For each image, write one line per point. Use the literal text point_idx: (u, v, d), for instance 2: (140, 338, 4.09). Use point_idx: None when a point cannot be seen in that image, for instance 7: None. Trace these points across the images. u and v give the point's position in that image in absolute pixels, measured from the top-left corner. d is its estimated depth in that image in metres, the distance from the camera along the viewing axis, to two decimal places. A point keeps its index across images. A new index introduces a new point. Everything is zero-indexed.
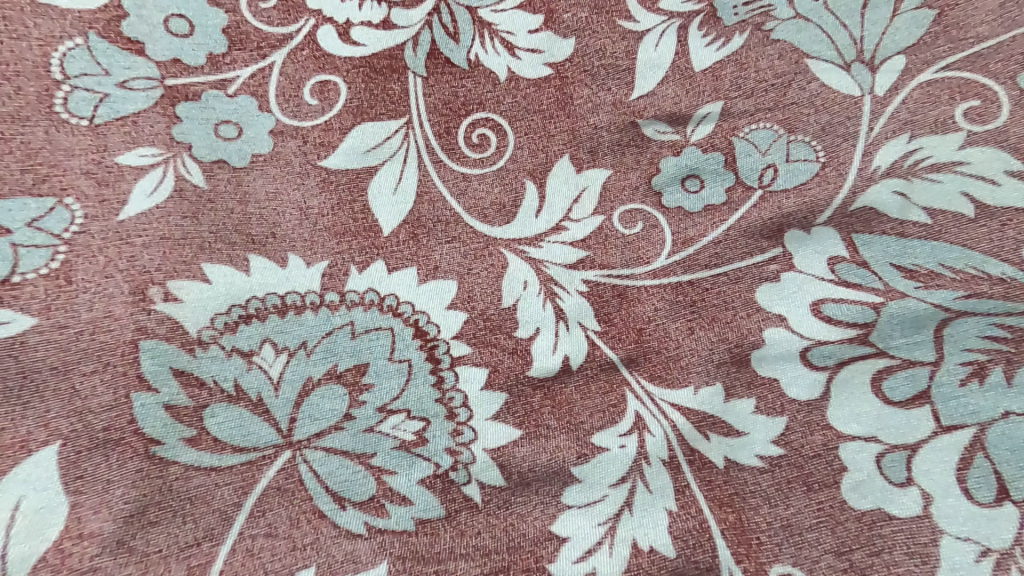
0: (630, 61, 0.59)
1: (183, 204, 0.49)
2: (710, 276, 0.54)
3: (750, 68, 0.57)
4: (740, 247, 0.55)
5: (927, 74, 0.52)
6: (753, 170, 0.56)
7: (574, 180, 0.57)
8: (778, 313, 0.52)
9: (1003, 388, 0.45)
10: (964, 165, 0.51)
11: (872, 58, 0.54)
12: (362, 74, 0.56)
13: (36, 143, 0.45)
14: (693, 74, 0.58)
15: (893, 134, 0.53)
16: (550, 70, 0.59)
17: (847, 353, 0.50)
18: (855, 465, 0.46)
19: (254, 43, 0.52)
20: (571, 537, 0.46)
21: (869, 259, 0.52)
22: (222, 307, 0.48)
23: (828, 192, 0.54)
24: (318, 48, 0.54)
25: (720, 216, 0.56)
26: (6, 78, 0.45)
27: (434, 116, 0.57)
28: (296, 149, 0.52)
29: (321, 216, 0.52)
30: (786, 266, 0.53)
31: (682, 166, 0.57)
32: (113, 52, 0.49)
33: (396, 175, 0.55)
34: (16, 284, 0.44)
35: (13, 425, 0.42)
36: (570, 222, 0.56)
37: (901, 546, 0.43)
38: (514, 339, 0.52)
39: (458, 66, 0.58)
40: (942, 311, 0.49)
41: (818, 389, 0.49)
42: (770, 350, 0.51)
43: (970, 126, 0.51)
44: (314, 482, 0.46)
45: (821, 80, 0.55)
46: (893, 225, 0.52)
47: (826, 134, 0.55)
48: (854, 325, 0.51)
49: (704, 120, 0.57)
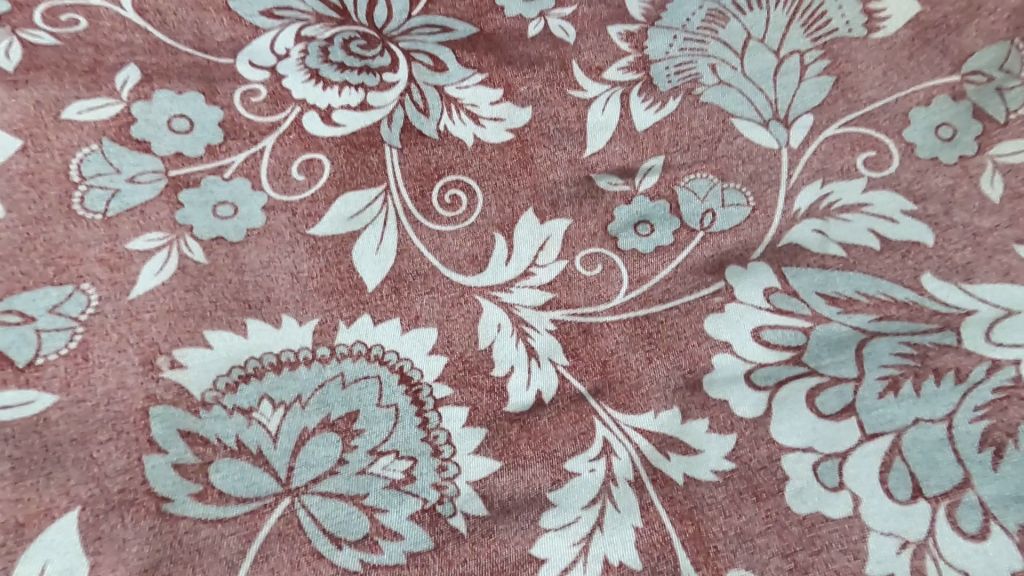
0: (581, 124, 0.67)
1: (186, 279, 0.55)
2: (664, 309, 0.60)
3: (685, 128, 0.65)
4: (688, 282, 0.61)
5: (830, 130, 0.61)
6: (694, 215, 0.63)
7: (538, 230, 0.63)
8: (725, 340, 0.58)
9: (913, 398, 0.52)
10: (868, 205, 0.59)
11: (786, 116, 0.62)
12: (344, 150, 0.63)
13: (57, 239, 0.53)
14: (636, 134, 0.66)
15: (808, 180, 0.61)
16: (512, 136, 0.67)
17: (785, 373, 0.56)
18: (796, 475, 0.52)
19: (247, 133, 0.60)
20: (549, 558, 0.51)
21: (799, 288, 0.58)
22: (224, 370, 0.53)
23: (760, 232, 0.61)
24: (304, 131, 0.62)
25: (670, 255, 0.62)
26: (33, 185, 0.54)
27: (409, 181, 0.64)
28: (286, 222, 0.59)
29: (311, 279, 0.58)
30: (729, 297, 0.60)
31: (633, 213, 0.64)
32: (124, 152, 0.57)
33: (377, 236, 0.61)
34: (40, 365, 0.50)
35: (39, 494, 0.47)
36: (537, 268, 0.62)
37: (837, 544, 0.49)
38: (490, 378, 0.58)
39: (429, 137, 0.65)
40: (861, 332, 0.56)
41: (762, 407, 0.55)
42: (719, 374, 0.57)
43: (869, 173, 0.59)
44: (313, 525, 0.50)
45: (746, 136, 0.63)
46: (815, 258, 0.59)
47: (753, 181, 0.62)
48: (789, 347, 0.57)
49: (650, 172, 0.65)
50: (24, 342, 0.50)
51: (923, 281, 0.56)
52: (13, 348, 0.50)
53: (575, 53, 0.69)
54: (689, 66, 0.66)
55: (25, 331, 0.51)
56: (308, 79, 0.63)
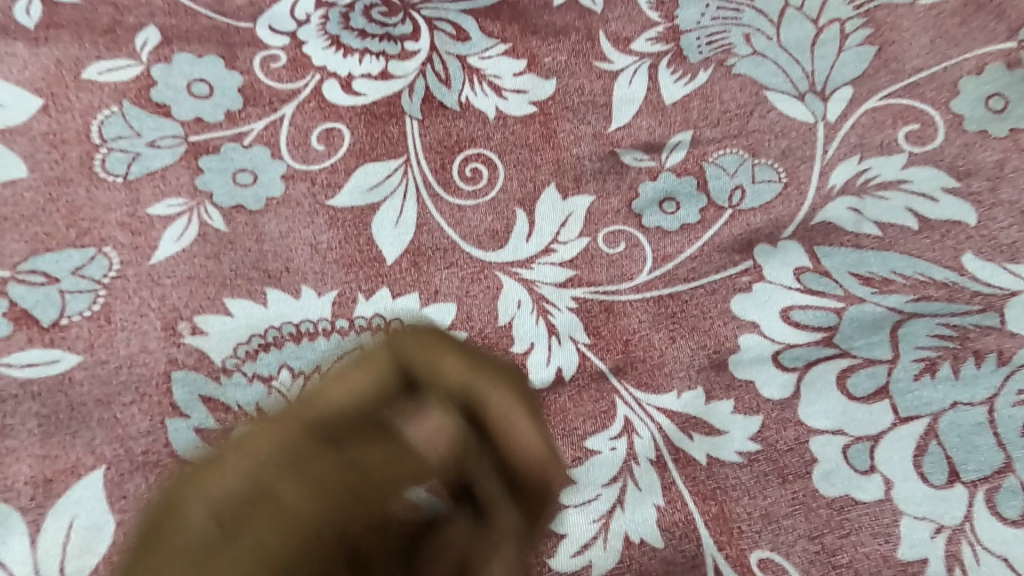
0: (607, 97, 0.65)
1: (206, 245, 0.54)
2: (689, 288, 0.58)
3: (715, 101, 0.63)
4: (715, 261, 0.59)
5: (871, 102, 0.59)
6: (723, 192, 0.61)
7: (560, 206, 0.62)
8: (752, 320, 0.56)
9: (951, 381, 0.51)
10: (908, 182, 0.57)
11: (823, 89, 0.60)
12: (364, 120, 0.61)
13: (79, 201, 0.53)
14: (664, 107, 0.64)
15: (845, 155, 0.58)
16: (535, 109, 0.65)
17: (815, 354, 0.54)
18: (824, 457, 0.50)
19: (266, 99, 0.59)
20: (569, 533, 0.51)
21: (831, 268, 0.56)
22: (243, 337, 0.53)
23: (791, 209, 0.59)
24: (324, 100, 0.60)
25: (697, 233, 0.60)
26: (54, 146, 0.53)
27: (430, 153, 0.62)
28: (305, 191, 0.58)
29: (330, 250, 0.57)
30: (757, 277, 0.58)
31: (658, 190, 0.62)
32: (144, 116, 0.56)
33: (396, 209, 0.60)
34: (64, 326, 0.50)
35: (64, 451, 0.47)
36: (558, 245, 0.61)
37: (867, 527, 0.48)
38: (510, 355, 0.57)
39: (450, 108, 0.64)
40: (896, 312, 0.53)
41: (790, 389, 0.53)
42: (745, 355, 0.55)
43: (911, 147, 0.57)
44: None
45: (779, 109, 0.61)
46: (849, 237, 0.57)
47: (786, 157, 0.60)
48: (819, 328, 0.55)
49: (677, 147, 0.63)
50: (48, 302, 0.50)
51: (964, 261, 0.54)
52: (38, 308, 0.50)
53: (602, 22, 0.67)
54: (721, 36, 0.64)
55: (49, 292, 0.50)
56: (328, 46, 0.62)
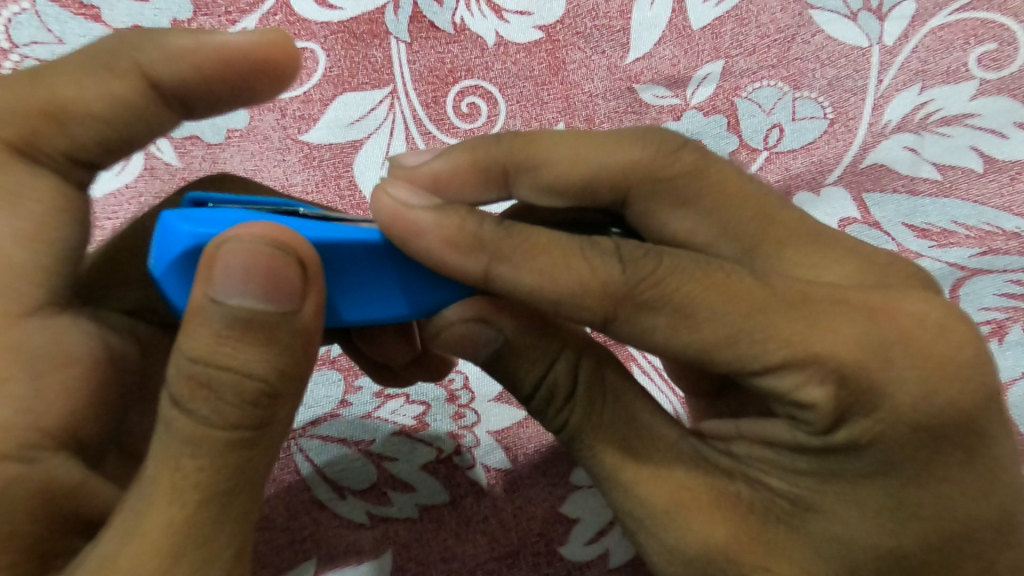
0: (624, 20, 0.54)
1: (155, 182, 0.47)
2: (848, 134, 0.51)
3: (751, 24, 0.53)
4: (851, 114, 0.51)
5: (939, 18, 0.51)
6: (758, 131, 0.52)
7: (817, 84, 0.52)
8: (907, 131, 0.50)
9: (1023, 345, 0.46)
10: (975, 116, 0.50)
11: (879, 7, 0.52)
12: (340, 40, 0.51)
13: None
14: (691, 33, 0.54)
15: (903, 86, 0.51)
16: (541, 33, 0.54)
17: (958, 147, 0.50)
18: (896, 162, 0.50)
19: (221, 9, 0.49)
20: (582, 519, 0.44)
21: (882, 219, 0.49)
22: None
23: (839, 149, 0.51)
24: (294, 14, 0.51)
25: (850, 115, 0.51)
26: None
27: (420, 84, 0.52)
28: (273, 123, 0.49)
29: (304, 194, 0.48)
30: (902, 125, 0.50)
31: (842, 98, 0.51)
32: (66, 18, 0.46)
33: (382, 148, 0.50)
34: None
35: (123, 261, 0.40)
36: (778, 122, 0.51)
37: None
38: None
39: (442, 30, 0.53)
40: (959, 269, 0.47)
41: (922, 166, 0.50)
42: (900, 155, 0.50)
43: (984, 73, 0.51)
44: (311, 471, 0.43)
45: (826, 33, 0.52)
46: (904, 181, 0.50)
47: (833, 89, 0.51)
48: (972, 132, 0.50)
49: (704, 82, 0.53)
50: None
51: None
52: None
53: None
54: None
55: None
56: None
